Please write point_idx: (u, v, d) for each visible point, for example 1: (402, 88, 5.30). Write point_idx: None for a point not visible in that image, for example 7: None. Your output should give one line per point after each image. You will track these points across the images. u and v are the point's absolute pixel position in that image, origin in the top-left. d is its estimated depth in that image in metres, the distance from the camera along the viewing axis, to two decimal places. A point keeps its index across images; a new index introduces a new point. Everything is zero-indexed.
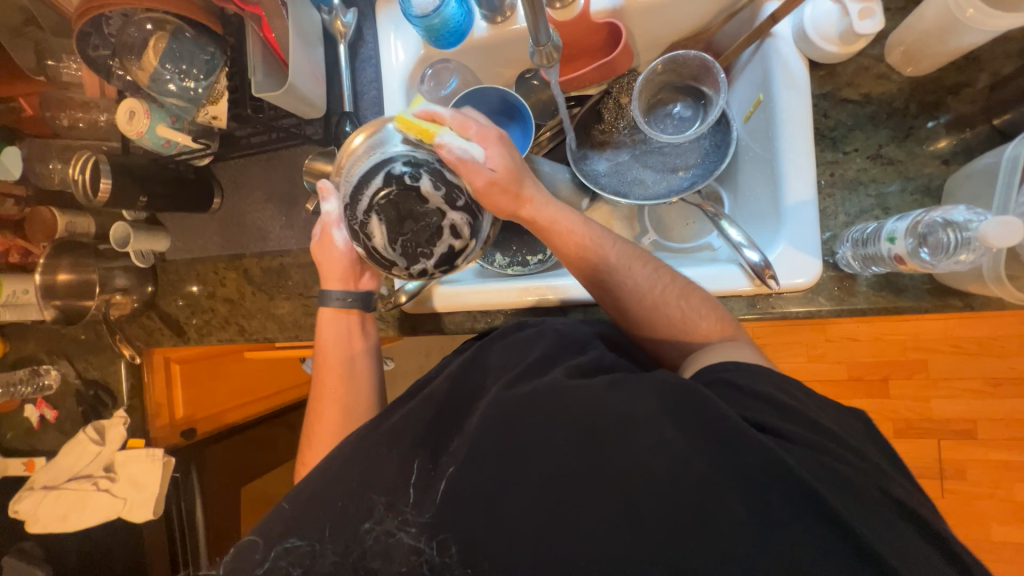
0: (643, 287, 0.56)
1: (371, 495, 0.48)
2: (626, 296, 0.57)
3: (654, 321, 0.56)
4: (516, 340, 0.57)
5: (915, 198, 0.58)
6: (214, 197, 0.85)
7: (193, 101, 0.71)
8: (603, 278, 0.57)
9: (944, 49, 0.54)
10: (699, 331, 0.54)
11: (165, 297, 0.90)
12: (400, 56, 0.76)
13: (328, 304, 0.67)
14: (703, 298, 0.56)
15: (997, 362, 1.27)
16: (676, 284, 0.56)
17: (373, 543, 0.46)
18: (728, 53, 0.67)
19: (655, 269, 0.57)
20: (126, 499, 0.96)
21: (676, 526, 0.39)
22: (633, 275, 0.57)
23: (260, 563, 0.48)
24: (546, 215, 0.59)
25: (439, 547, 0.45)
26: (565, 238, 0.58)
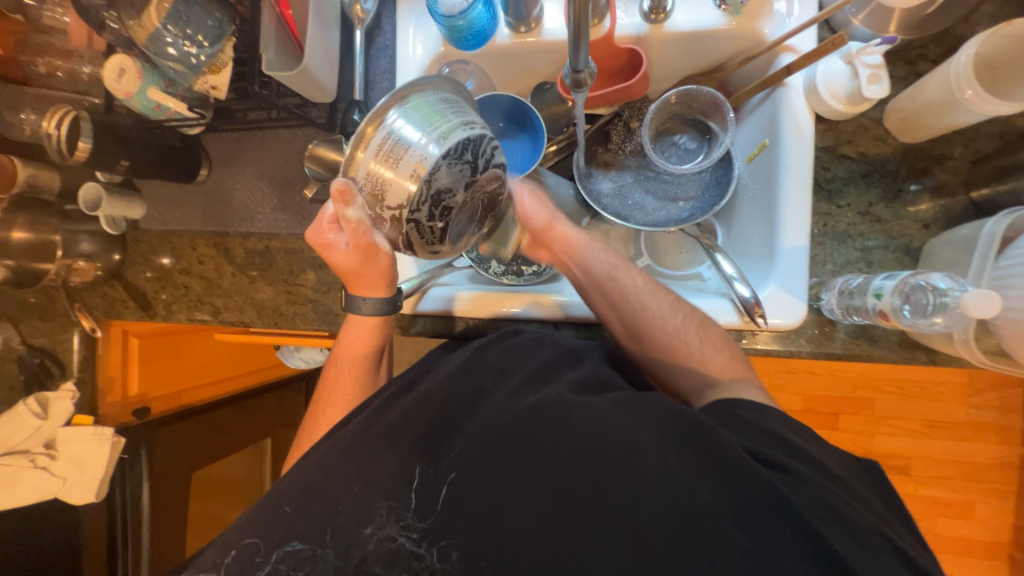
0: (667, 314, 0.58)
1: (377, 498, 0.47)
2: (650, 323, 0.58)
3: (670, 348, 0.56)
4: (513, 346, 0.58)
5: (896, 256, 0.62)
6: (201, 168, 0.80)
7: (193, 69, 0.66)
8: (630, 298, 0.59)
9: (937, 124, 0.57)
10: (715, 363, 0.55)
11: (133, 267, 0.85)
12: (417, 50, 0.74)
13: (354, 309, 0.62)
14: (718, 333, 0.58)
15: (934, 405, 1.38)
16: (696, 318, 0.59)
17: (375, 547, 0.45)
18: (739, 95, 0.70)
19: (673, 301, 0.60)
20: (65, 478, 0.89)
21: (672, 546, 0.40)
22: (656, 302, 0.59)
23: (260, 567, 0.46)
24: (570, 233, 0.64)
25: (440, 555, 0.44)
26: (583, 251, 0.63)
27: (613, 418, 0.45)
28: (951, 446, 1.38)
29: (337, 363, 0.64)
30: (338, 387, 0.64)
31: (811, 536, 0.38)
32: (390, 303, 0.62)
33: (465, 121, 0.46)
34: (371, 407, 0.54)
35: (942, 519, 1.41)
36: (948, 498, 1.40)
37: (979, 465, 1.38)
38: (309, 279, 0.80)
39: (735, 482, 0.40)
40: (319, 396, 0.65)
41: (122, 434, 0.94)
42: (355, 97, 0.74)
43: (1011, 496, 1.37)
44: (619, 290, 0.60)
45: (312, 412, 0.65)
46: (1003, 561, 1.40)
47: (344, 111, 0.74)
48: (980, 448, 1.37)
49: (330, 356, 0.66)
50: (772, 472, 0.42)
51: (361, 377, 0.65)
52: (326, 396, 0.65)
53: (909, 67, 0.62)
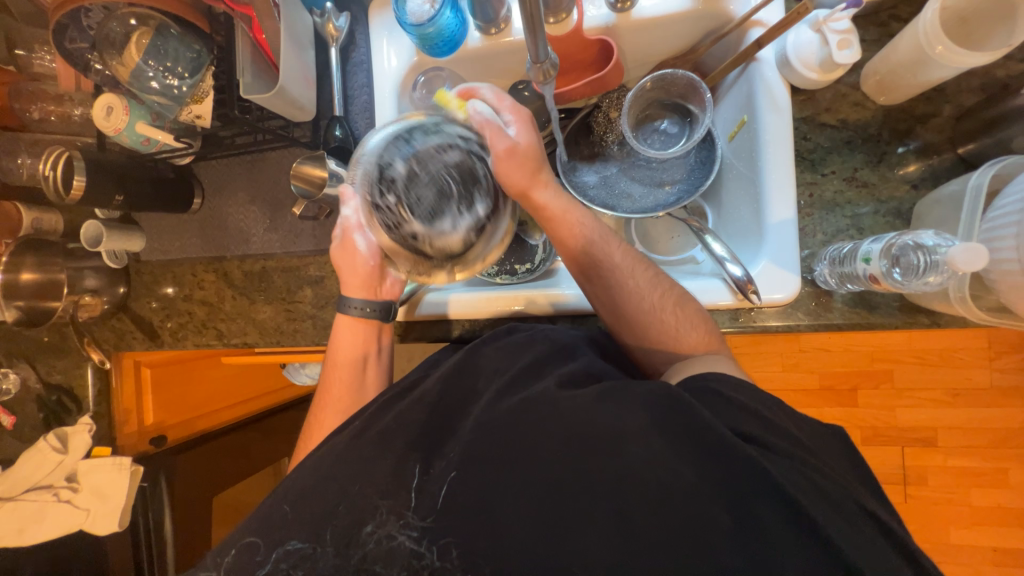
0: (642, 296, 0.59)
1: (376, 498, 0.47)
2: (629, 300, 0.59)
3: (647, 325, 0.58)
4: (505, 347, 0.58)
5: (887, 220, 0.61)
6: (194, 197, 0.82)
7: (176, 99, 0.69)
8: (605, 278, 0.60)
9: (915, 82, 0.56)
10: (688, 342, 0.56)
11: (138, 298, 0.88)
12: (392, 61, 0.75)
13: (346, 312, 0.64)
14: (695, 310, 0.59)
15: (955, 372, 1.34)
16: (673, 293, 0.59)
17: (374, 546, 0.45)
18: (715, 74, 0.69)
19: (653, 276, 0.60)
20: (89, 510, 0.92)
21: (664, 526, 0.39)
22: (636, 279, 0.59)
23: (261, 565, 0.46)
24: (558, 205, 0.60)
25: (440, 552, 0.43)
26: (570, 232, 0.61)
27: (605, 404, 0.45)
28: (976, 413, 1.35)
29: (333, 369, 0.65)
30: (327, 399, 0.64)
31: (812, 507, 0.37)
32: (381, 308, 0.65)
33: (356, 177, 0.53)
34: (369, 412, 0.54)
35: (977, 489, 1.36)
36: (980, 467, 1.36)
37: (1010, 430, 1.34)
38: (307, 295, 0.81)
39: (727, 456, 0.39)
40: (311, 409, 0.65)
41: (140, 462, 0.96)
42: (336, 113, 0.75)
43: None
44: (599, 270, 0.60)
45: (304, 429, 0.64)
46: None
47: (326, 128, 0.75)
48: (1009, 412, 1.33)
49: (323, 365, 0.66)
50: (755, 448, 0.41)
51: (358, 382, 0.65)
52: (323, 404, 0.64)
53: (882, 29, 0.62)
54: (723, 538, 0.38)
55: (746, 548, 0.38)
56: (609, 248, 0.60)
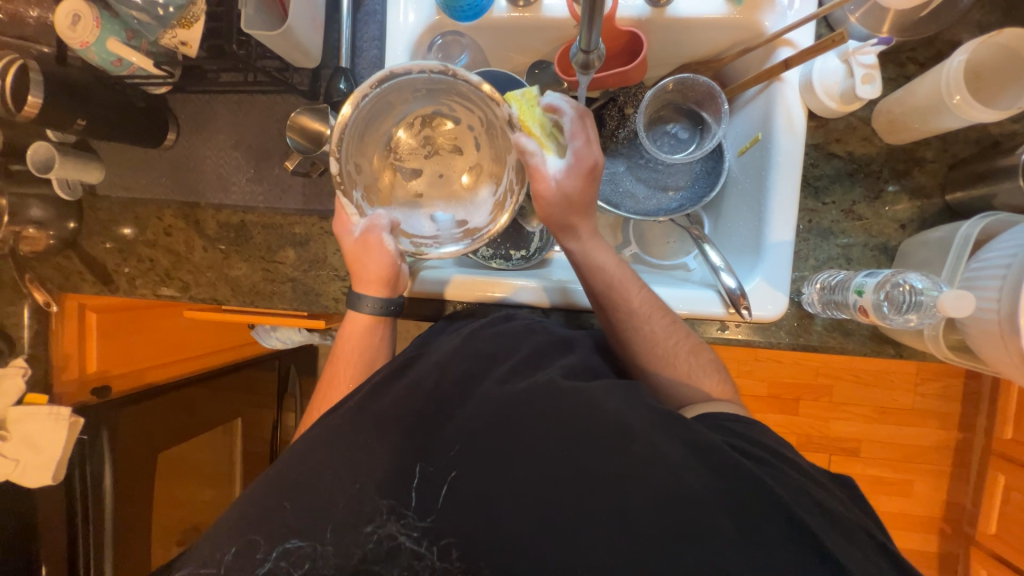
0: (654, 341, 0.57)
1: (376, 496, 0.45)
2: (639, 343, 0.58)
3: (661, 368, 0.57)
4: (505, 335, 0.58)
5: (874, 254, 0.65)
6: (168, 132, 0.74)
7: (160, 21, 0.61)
8: (619, 320, 0.58)
9: (924, 128, 0.59)
10: (703, 388, 0.56)
11: (90, 237, 0.79)
12: (409, 18, 0.70)
13: (359, 309, 0.61)
14: (708, 358, 0.59)
15: (885, 393, 1.48)
16: (687, 342, 0.58)
17: (375, 546, 0.44)
18: (735, 87, 0.70)
19: (670, 324, 0.59)
20: (19, 460, 0.85)
21: (669, 540, 0.41)
22: (652, 325, 0.58)
23: (260, 564, 0.44)
24: (585, 247, 0.59)
25: (440, 553, 0.43)
26: (595, 270, 0.59)
27: (606, 406, 0.46)
28: (896, 431, 1.49)
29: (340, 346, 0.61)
30: (331, 384, 0.60)
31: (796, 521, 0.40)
32: (393, 306, 0.61)
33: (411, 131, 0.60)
34: (362, 393, 0.52)
35: (885, 496, 1.53)
36: (891, 477, 1.52)
37: (923, 448, 1.50)
38: (288, 257, 0.76)
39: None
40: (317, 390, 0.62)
41: (82, 412, 0.89)
42: (342, 65, 0.69)
43: (947, 475, 1.51)
44: (613, 309, 0.58)
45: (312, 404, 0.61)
46: (934, 534, 1.53)
47: (329, 79, 0.69)
48: (924, 432, 1.49)
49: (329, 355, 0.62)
50: (755, 464, 0.45)
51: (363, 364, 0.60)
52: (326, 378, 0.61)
53: (899, 69, 0.64)
54: (720, 550, 0.40)
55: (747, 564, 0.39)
56: (629, 292, 0.58)
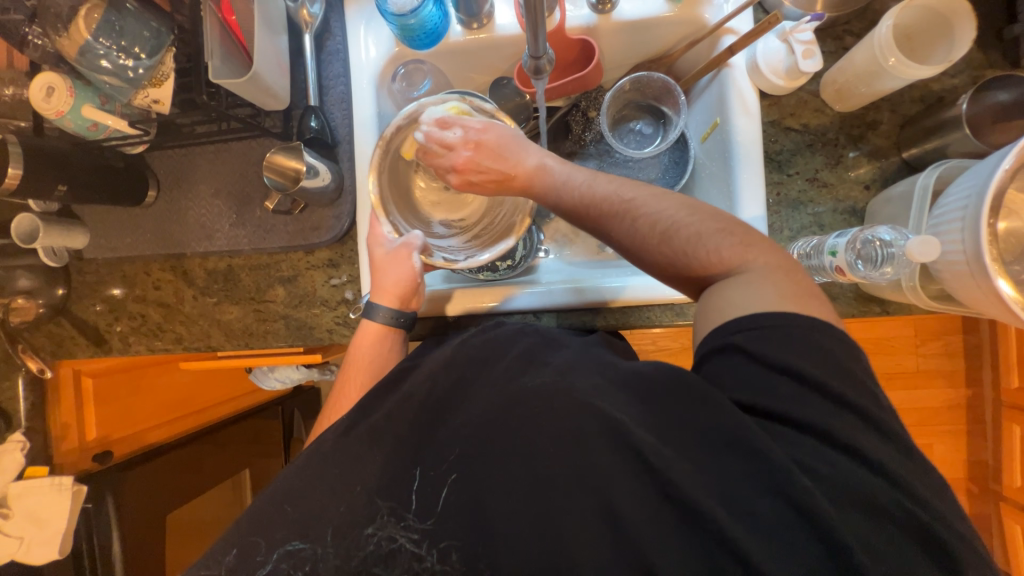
0: (647, 224, 0.53)
1: (376, 500, 0.49)
2: (636, 235, 0.54)
3: (665, 249, 0.52)
4: (493, 341, 0.57)
5: (844, 217, 0.67)
6: (148, 190, 0.76)
7: (131, 82, 0.64)
8: (599, 223, 0.56)
9: (870, 91, 0.62)
10: (717, 259, 0.50)
11: (80, 301, 0.80)
12: (371, 53, 0.73)
13: (374, 319, 0.65)
14: (714, 229, 0.51)
15: (888, 359, 1.49)
16: (686, 215, 0.53)
17: (375, 547, 0.48)
18: (688, 78, 0.73)
19: (658, 198, 0.55)
20: (23, 538, 0.83)
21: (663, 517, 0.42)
22: (639, 216, 0.54)
23: (262, 565, 0.49)
24: (537, 169, 0.61)
25: (440, 555, 0.46)
26: (553, 188, 0.60)
27: (599, 392, 0.47)
28: (905, 395, 1.50)
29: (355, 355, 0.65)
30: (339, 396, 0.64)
31: (799, 494, 0.40)
32: (404, 318, 0.66)
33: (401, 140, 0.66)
34: (354, 411, 0.56)
35: None
36: None
37: (932, 409, 1.50)
38: (278, 294, 0.77)
39: (719, 452, 0.42)
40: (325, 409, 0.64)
41: (84, 481, 0.88)
42: (310, 103, 0.72)
43: (962, 433, 1.51)
44: (587, 203, 0.57)
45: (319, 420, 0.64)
46: (962, 496, 1.52)
47: (300, 118, 0.72)
48: (932, 393, 1.50)
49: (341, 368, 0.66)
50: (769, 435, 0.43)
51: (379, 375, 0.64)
52: (341, 394, 0.64)
53: (837, 42, 0.67)
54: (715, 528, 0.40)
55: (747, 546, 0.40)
56: (598, 185, 0.57)
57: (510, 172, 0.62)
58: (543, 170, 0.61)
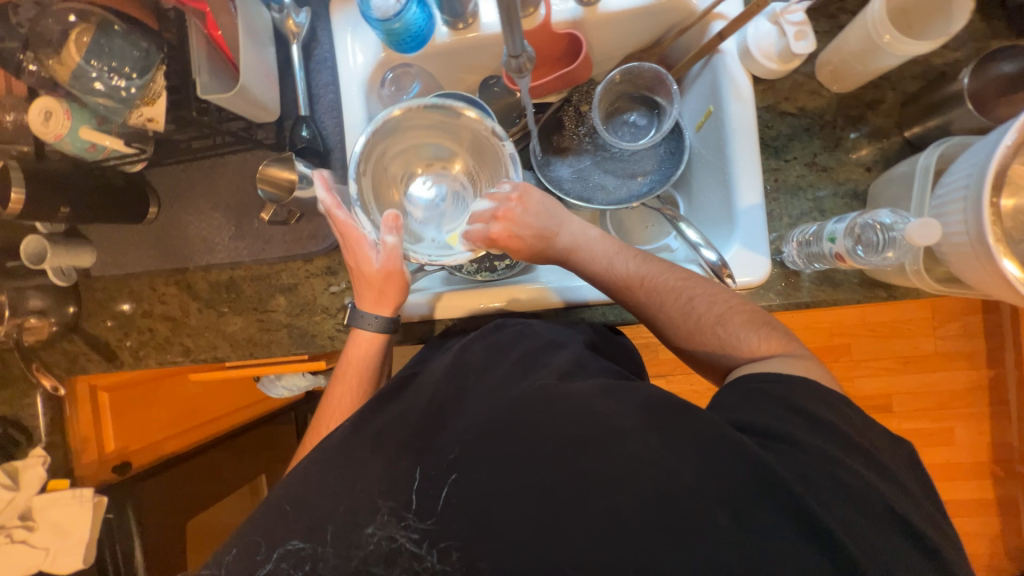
0: (680, 316, 0.60)
1: (377, 499, 0.47)
2: (667, 327, 0.61)
3: (695, 340, 0.59)
4: (495, 350, 0.58)
5: (845, 201, 0.65)
6: (149, 207, 0.77)
7: (125, 102, 0.65)
8: (640, 303, 0.62)
9: (866, 70, 0.60)
10: (749, 349, 0.56)
11: (90, 318, 0.82)
12: (358, 59, 0.73)
13: (362, 325, 0.67)
14: (744, 318, 0.58)
15: (906, 342, 1.45)
16: (714, 310, 0.58)
17: (375, 547, 0.46)
18: (680, 66, 0.71)
19: (684, 282, 0.61)
20: (47, 549, 0.84)
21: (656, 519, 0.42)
22: (672, 305, 0.60)
23: (262, 564, 0.47)
24: (578, 244, 0.66)
25: (440, 555, 0.45)
26: (591, 265, 0.65)
27: None
28: (924, 378, 1.46)
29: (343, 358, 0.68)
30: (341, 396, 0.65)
31: None
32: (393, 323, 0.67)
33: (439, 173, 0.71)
34: (352, 418, 0.54)
35: (928, 447, 1.49)
36: (930, 427, 1.48)
37: (954, 392, 1.46)
38: (280, 303, 0.78)
39: None
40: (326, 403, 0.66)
41: (104, 492, 0.91)
42: (301, 113, 0.73)
43: (986, 416, 1.47)
44: (624, 287, 0.63)
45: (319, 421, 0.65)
46: (987, 479, 1.48)
47: (291, 128, 0.73)
48: (953, 375, 1.45)
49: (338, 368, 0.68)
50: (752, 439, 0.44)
51: (369, 378, 0.67)
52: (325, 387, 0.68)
53: (832, 21, 0.65)
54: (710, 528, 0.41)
55: (738, 544, 0.40)
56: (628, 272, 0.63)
57: (547, 247, 0.66)
58: (583, 246, 0.66)
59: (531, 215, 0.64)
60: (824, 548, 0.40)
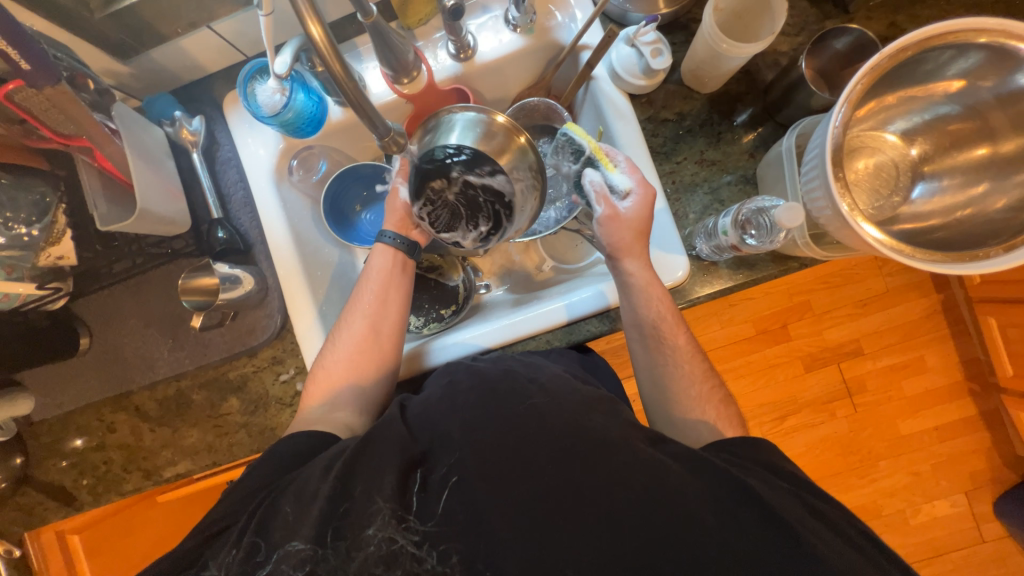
0: (688, 382, 0.62)
1: (377, 499, 0.45)
2: (665, 378, 0.63)
3: (675, 404, 0.62)
4: (473, 377, 0.55)
5: (740, 188, 0.69)
6: (80, 337, 0.76)
7: (29, 246, 0.67)
8: (659, 355, 0.63)
9: (720, 72, 0.65)
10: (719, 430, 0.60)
11: (41, 465, 0.79)
12: (262, 152, 0.75)
13: (382, 241, 0.71)
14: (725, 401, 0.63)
15: (859, 285, 1.51)
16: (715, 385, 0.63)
17: (376, 549, 0.44)
18: (566, 95, 0.75)
19: (704, 370, 0.64)
20: None
21: (625, 508, 0.43)
22: (685, 373, 0.62)
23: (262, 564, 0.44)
24: (645, 275, 0.63)
25: (440, 557, 0.43)
26: (652, 302, 0.63)
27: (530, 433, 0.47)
28: (886, 315, 1.52)
29: (364, 297, 0.68)
30: (373, 321, 0.66)
31: None
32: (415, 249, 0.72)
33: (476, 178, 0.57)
34: None
35: (906, 380, 1.54)
36: (903, 360, 1.54)
37: (914, 322, 1.53)
38: (233, 405, 0.77)
39: None
40: (347, 314, 0.67)
41: None
42: (214, 216, 0.74)
43: (949, 337, 1.54)
44: (657, 340, 0.63)
45: (345, 346, 0.65)
46: (966, 397, 1.54)
47: (208, 233, 0.73)
48: (909, 307, 1.52)
49: (361, 285, 0.69)
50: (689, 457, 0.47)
51: (396, 299, 0.69)
52: (346, 317, 0.68)
53: (685, 32, 0.71)
54: (668, 512, 0.43)
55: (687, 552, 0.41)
56: (678, 333, 0.63)
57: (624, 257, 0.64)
58: (649, 279, 0.63)
59: (623, 229, 0.63)
60: (759, 534, 0.43)
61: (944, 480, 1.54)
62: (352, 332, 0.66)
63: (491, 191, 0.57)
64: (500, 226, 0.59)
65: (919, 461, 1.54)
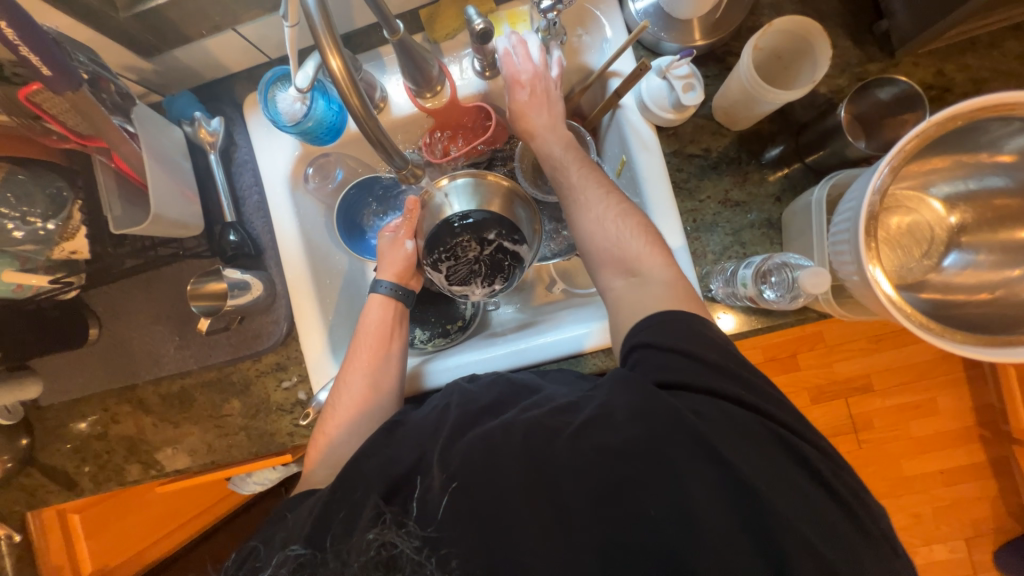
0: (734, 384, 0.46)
1: (376, 501, 0.47)
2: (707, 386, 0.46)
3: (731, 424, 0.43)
4: (478, 405, 0.54)
5: (763, 232, 0.67)
6: (89, 328, 0.76)
7: (45, 240, 0.67)
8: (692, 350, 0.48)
9: (752, 114, 0.63)
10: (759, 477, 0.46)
11: (45, 448, 0.80)
12: (279, 157, 0.75)
13: (378, 290, 0.69)
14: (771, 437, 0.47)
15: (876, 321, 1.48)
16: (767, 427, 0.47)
17: (373, 555, 0.43)
18: (591, 119, 0.73)
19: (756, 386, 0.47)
20: None
21: (627, 559, 0.41)
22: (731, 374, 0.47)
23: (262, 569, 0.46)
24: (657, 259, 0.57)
25: (440, 562, 0.43)
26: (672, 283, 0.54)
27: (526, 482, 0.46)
28: (901, 353, 1.49)
29: (361, 348, 0.66)
30: (369, 369, 0.65)
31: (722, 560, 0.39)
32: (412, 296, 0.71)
33: (485, 242, 0.63)
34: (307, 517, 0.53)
35: (915, 420, 1.51)
36: (915, 400, 1.50)
37: (929, 362, 1.49)
38: (234, 407, 0.78)
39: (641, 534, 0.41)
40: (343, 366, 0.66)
41: None
42: (228, 219, 0.73)
43: (964, 381, 1.49)
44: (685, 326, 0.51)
45: (342, 403, 0.63)
46: (976, 444, 1.50)
47: (220, 235, 0.73)
48: (926, 346, 1.48)
49: (354, 333, 0.67)
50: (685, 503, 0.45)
51: (390, 345, 0.67)
52: (341, 372, 0.65)
53: (720, 64, 0.69)
54: (678, 561, 0.40)
55: None
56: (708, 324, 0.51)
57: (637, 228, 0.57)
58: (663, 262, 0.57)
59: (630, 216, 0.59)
60: None
61: (944, 526, 1.51)
62: (349, 390, 0.63)
63: (505, 247, 0.63)
64: (509, 285, 0.67)
65: (921, 504, 1.51)
